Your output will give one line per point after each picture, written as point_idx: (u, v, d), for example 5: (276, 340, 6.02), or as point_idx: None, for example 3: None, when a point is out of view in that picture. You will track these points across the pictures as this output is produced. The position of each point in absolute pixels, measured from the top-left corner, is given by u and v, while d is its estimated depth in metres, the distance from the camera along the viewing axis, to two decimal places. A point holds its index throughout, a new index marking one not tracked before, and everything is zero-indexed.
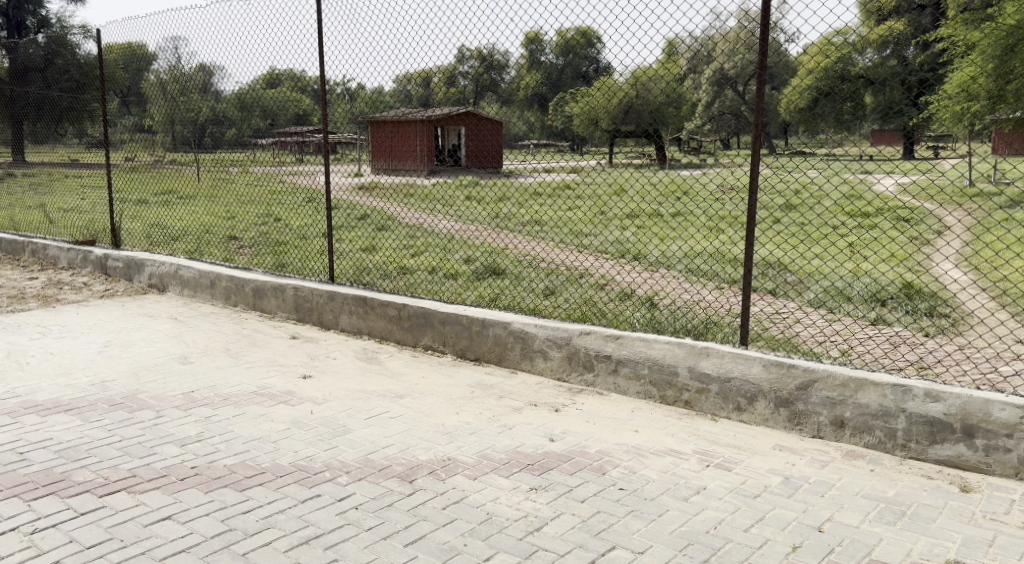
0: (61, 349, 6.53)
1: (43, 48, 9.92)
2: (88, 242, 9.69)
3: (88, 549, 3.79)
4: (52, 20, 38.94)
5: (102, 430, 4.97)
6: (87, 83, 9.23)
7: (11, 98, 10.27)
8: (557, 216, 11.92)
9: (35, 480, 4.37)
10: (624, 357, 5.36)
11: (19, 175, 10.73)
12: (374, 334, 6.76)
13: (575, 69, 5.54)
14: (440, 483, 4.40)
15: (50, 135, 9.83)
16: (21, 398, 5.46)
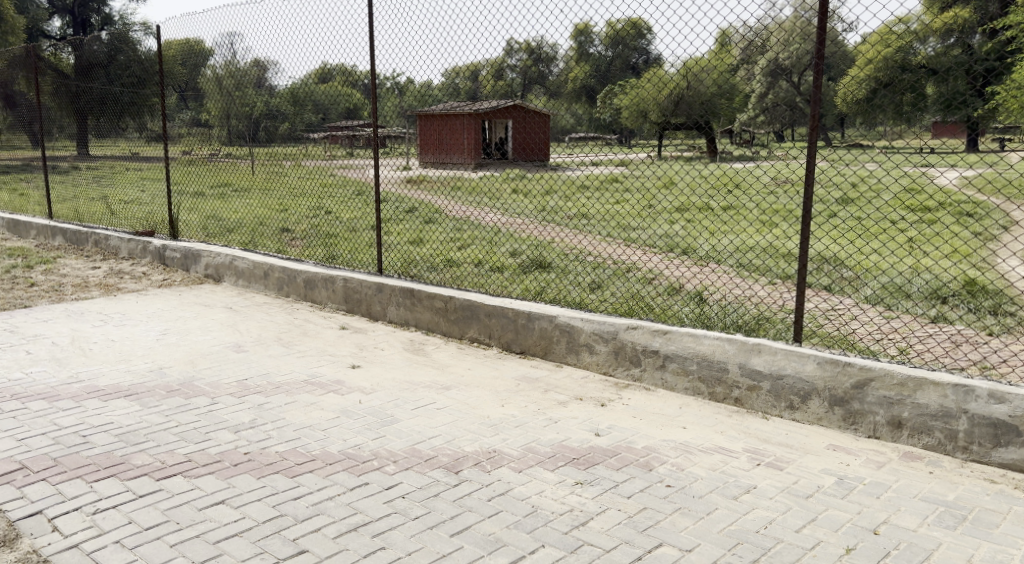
0: (121, 336, 6.64)
1: (107, 44, 9.83)
2: (147, 233, 9.87)
3: (146, 531, 3.83)
4: (116, 19, 39.78)
5: (159, 415, 5.03)
6: (147, 78, 9.32)
7: (76, 94, 10.48)
8: (604, 209, 11.81)
9: (96, 462, 4.43)
10: (673, 352, 5.28)
11: (83, 169, 10.86)
12: (421, 325, 6.76)
13: (624, 60, 5.50)
14: (486, 475, 4.36)
15: (113, 129, 9.97)
16: (83, 383, 5.56)
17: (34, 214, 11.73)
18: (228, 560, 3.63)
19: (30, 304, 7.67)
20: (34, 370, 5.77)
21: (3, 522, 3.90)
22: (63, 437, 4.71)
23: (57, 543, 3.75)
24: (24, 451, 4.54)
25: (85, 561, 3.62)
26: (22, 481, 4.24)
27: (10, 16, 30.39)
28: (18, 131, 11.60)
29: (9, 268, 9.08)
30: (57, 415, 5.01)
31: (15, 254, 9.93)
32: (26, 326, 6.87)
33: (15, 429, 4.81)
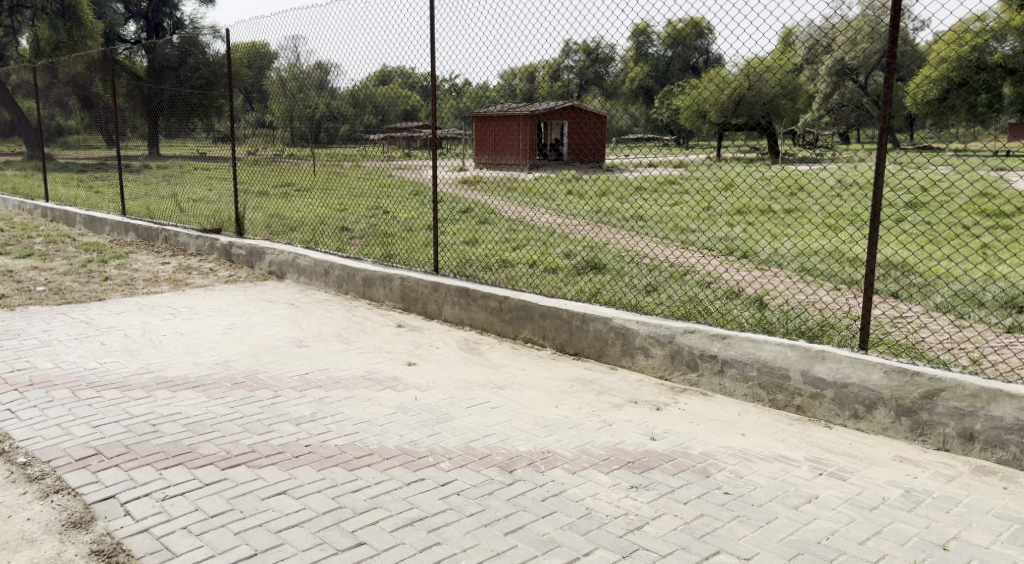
0: (189, 329, 6.75)
1: (178, 48, 10.02)
2: (214, 231, 10.05)
3: (212, 518, 3.89)
4: (186, 23, 40.63)
5: (225, 406, 5.09)
6: (215, 81, 9.46)
7: (148, 95, 10.69)
8: (662, 211, 11.68)
9: (165, 450, 4.50)
10: (731, 357, 5.17)
11: (154, 168, 11.06)
12: (476, 325, 6.74)
13: (683, 61, 5.43)
14: (540, 475, 4.32)
15: (182, 130, 10.15)
16: (153, 373, 5.66)
17: (107, 211, 12.00)
18: (290, 549, 3.67)
19: (104, 297, 7.85)
20: (108, 360, 5.89)
21: (78, 505, 3.98)
22: (134, 425, 4.79)
23: (129, 527, 3.82)
24: (98, 437, 4.62)
25: (154, 545, 3.69)
26: (96, 465, 4.32)
27: (88, 21, 31.15)
28: (93, 130, 11.86)
29: (85, 262, 9.31)
30: (128, 404, 5.09)
31: (89, 249, 10.18)
32: (100, 318, 7.02)
33: (89, 416, 4.90)
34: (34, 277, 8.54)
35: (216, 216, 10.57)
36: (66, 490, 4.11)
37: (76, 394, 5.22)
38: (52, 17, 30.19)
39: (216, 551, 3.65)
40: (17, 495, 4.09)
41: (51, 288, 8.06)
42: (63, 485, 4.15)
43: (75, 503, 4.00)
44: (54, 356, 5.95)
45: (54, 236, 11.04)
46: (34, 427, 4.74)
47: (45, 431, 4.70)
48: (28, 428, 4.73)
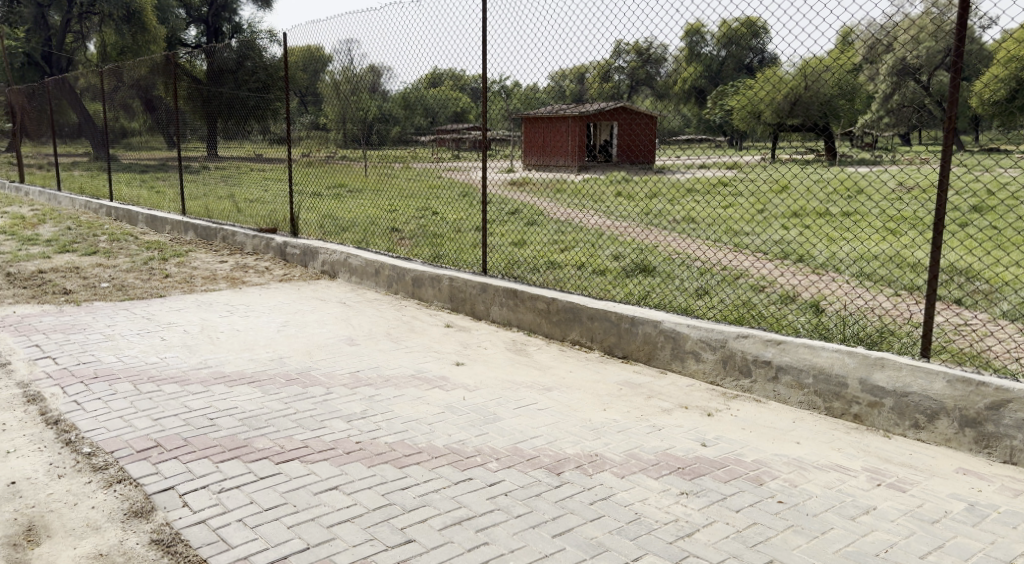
0: (245, 326, 6.83)
1: (236, 52, 10.18)
2: (270, 230, 10.19)
3: (266, 511, 3.92)
4: (244, 28, 41.28)
5: (279, 402, 5.13)
6: (271, 84, 9.58)
7: (206, 98, 10.87)
8: (713, 213, 11.54)
9: (221, 444, 4.55)
10: (786, 363, 5.06)
11: (213, 169, 11.21)
12: (523, 326, 6.70)
13: (737, 60, 5.35)
14: (588, 478, 4.27)
15: (239, 131, 10.29)
16: (210, 368, 5.74)
17: (169, 210, 12.22)
18: (341, 544, 3.70)
19: (164, 293, 7.98)
20: (168, 355, 5.98)
21: (140, 495, 4.05)
22: (193, 418, 4.85)
23: (187, 518, 3.87)
24: (158, 430, 4.68)
25: (211, 537, 3.74)
26: (156, 457, 4.38)
27: (154, 27, 31.80)
28: (155, 132, 12.06)
29: (147, 259, 9.49)
30: (187, 398, 5.16)
31: (151, 247, 10.38)
32: (162, 314, 7.13)
33: (150, 409, 4.97)
34: (98, 273, 8.73)
35: (272, 215, 10.66)
36: (128, 480, 4.18)
37: (137, 388, 5.31)
38: (119, 23, 30.99)
39: (270, 545, 3.69)
40: (82, 484, 4.16)
41: (115, 284, 8.22)
42: (125, 475, 4.22)
43: (136, 493, 4.06)
44: (117, 350, 6.05)
45: (117, 234, 11.28)
46: (98, 418, 4.82)
47: (108, 422, 4.78)
48: (92, 419, 4.82)
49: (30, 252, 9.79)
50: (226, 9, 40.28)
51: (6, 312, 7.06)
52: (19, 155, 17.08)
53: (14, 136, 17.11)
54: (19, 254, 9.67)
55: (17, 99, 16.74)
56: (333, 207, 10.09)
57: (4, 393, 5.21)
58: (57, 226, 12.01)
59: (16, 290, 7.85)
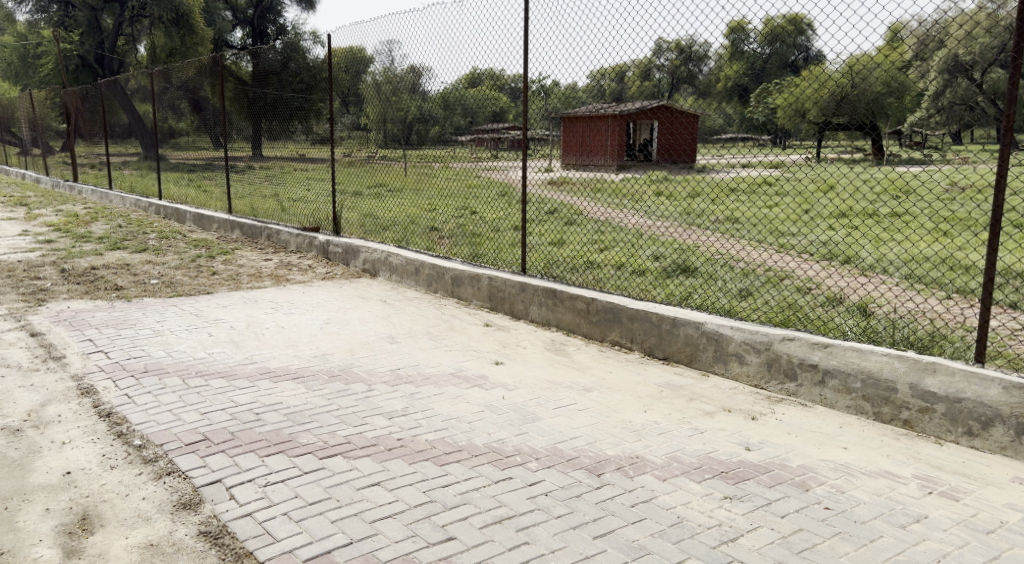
0: (289, 323, 6.87)
1: (280, 53, 10.26)
2: (313, 229, 10.28)
3: (310, 506, 3.94)
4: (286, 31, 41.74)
5: (322, 398, 5.15)
6: (315, 84, 9.66)
7: (251, 98, 10.99)
8: (756, 213, 11.41)
9: (267, 438, 4.58)
10: (833, 367, 4.97)
11: (257, 168, 11.30)
12: (563, 326, 6.66)
13: (781, 58, 5.31)
14: (629, 480, 4.22)
15: (283, 131, 10.38)
16: (256, 364, 5.78)
17: (214, 209, 12.39)
18: (383, 540, 3.71)
19: (212, 290, 8.06)
20: (215, 351, 6.04)
21: (188, 487, 4.09)
22: (239, 413, 4.89)
23: (233, 511, 3.91)
24: (205, 424, 4.73)
25: (256, 529, 3.77)
26: (204, 451, 4.42)
27: (201, 29, 32.26)
28: (202, 132, 12.20)
29: (195, 257, 9.62)
30: (233, 393, 5.20)
31: (198, 245, 10.52)
32: (209, 310, 7.22)
33: (198, 403, 5.02)
34: (148, 270, 8.85)
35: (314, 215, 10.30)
36: (177, 473, 4.22)
37: (186, 382, 5.36)
38: (168, 26, 31.56)
39: (314, 539, 3.70)
40: (133, 475, 4.21)
41: (164, 281, 8.33)
42: (174, 468, 4.27)
43: (185, 486, 4.10)
44: (166, 345, 6.13)
45: (166, 232, 11.45)
46: (148, 412, 4.88)
47: (158, 416, 4.83)
48: (143, 412, 4.87)
49: (83, 249, 9.97)
50: (270, 11, 40.67)
51: (60, 306, 7.19)
52: (72, 154, 17.47)
53: (68, 137, 17.46)
54: (72, 250, 9.85)
55: (72, 100, 17.08)
56: (374, 204, 9.63)
57: (59, 385, 5.29)
58: (108, 224, 12.22)
59: (70, 286, 7.99)
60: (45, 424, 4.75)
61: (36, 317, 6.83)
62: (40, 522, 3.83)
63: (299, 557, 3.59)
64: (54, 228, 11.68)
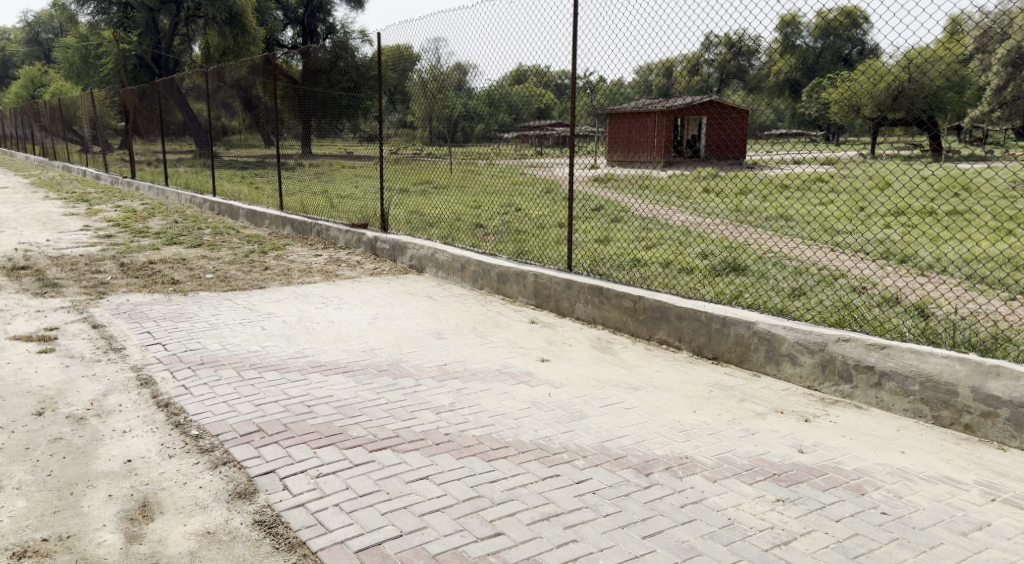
0: (339, 318, 6.92)
1: (329, 52, 10.33)
2: (361, 225, 10.35)
3: (361, 497, 3.96)
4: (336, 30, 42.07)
5: (371, 392, 5.18)
6: (362, 83, 9.72)
7: (300, 97, 11.09)
8: (809, 210, 11.21)
9: (318, 431, 4.61)
10: (890, 369, 4.85)
11: (307, 166, 11.33)
12: (609, 324, 6.61)
13: (835, 52, 5.22)
14: (678, 481, 4.17)
15: (331, 130, 10.44)
16: (307, 357, 5.83)
17: (266, 205, 12.56)
18: (432, 533, 3.71)
19: (265, 285, 8.16)
20: (268, 344, 6.10)
21: (243, 477, 4.14)
22: (291, 405, 4.93)
23: (286, 501, 3.94)
24: (260, 415, 4.78)
25: (309, 520, 3.80)
26: (259, 441, 4.47)
27: (254, 29, 32.72)
28: (253, 131, 12.33)
29: (248, 252, 9.75)
30: (286, 385, 5.25)
31: (251, 241, 10.66)
32: (262, 304, 7.30)
33: (252, 395, 5.08)
34: (203, 265, 8.99)
35: (364, 211, 10.73)
36: (232, 462, 4.28)
37: (241, 374, 5.43)
38: (222, 26, 32.08)
39: (365, 530, 3.72)
40: (190, 465, 4.27)
41: (218, 275, 8.46)
42: (229, 458, 4.32)
43: (240, 475, 4.15)
44: (221, 338, 6.21)
45: (220, 228, 11.63)
46: (204, 403, 4.95)
47: (214, 407, 4.90)
48: (200, 403, 4.94)
49: (140, 244, 10.16)
50: (321, 11, 40.93)
51: (119, 299, 7.33)
52: (131, 151, 17.90)
53: (127, 134, 17.84)
54: (130, 245, 10.05)
55: (130, 99, 17.40)
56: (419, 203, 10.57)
57: (119, 376, 5.40)
58: (165, 220, 12.45)
59: (129, 279, 8.16)
60: (107, 413, 4.84)
61: (97, 309, 6.97)
62: (103, 507, 3.90)
63: (350, 548, 3.61)
64: (113, 223, 11.93)
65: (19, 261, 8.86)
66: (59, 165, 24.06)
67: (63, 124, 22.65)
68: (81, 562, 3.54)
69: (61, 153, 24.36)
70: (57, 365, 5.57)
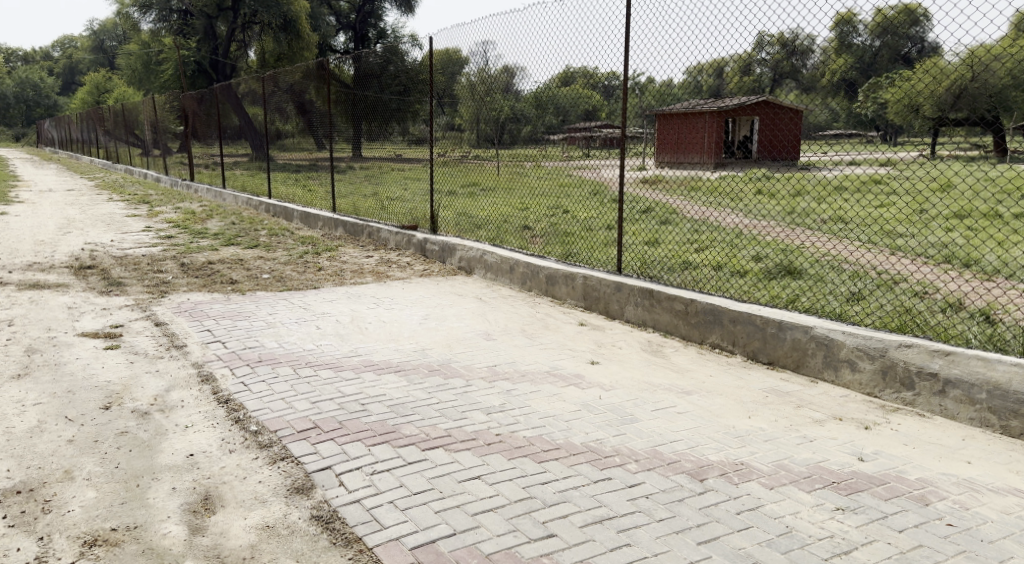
0: (390, 318, 6.97)
1: (381, 57, 10.41)
2: (412, 227, 10.42)
3: (415, 495, 3.98)
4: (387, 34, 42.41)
5: (423, 391, 5.20)
6: (412, 86, 9.79)
7: (349, 100, 11.17)
8: (866, 213, 10.98)
9: (372, 428, 4.64)
10: (955, 377, 4.73)
11: (357, 169, 11.51)
12: (660, 327, 6.55)
13: (893, 50, 5.13)
14: (734, 487, 4.11)
15: (381, 133, 10.51)
16: (360, 356, 5.88)
17: (319, 207, 12.70)
18: (486, 533, 3.70)
19: (318, 285, 8.24)
20: (323, 343, 6.17)
21: (301, 473, 4.18)
22: (346, 403, 4.97)
23: (343, 497, 3.97)
24: (316, 412, 4.83)
25: (365, 516, 3.82)
26: (315, 438, 4.52)
27: (308, 34, 33.18)
28: (306, 134, 12.49)
29: (302, 253, 9.86)
30: (340, 384, 5.29)
31: (306, 242, 10.80)
32: (316, 304, 7.39)
33: (308, 392, 5.14)
34: (260, 266, 9.12)
35: (413, 213, 10.77)
36: (290, 458, 4.32)
37: (297, 372, 5.49)
38: (277, 31, 32.59)
39: (419, 528, 3.73)
40: (250, 460, 4.33)
41: (274, 276, 8.57)
42: (287, 454, 4.37)
43: (297, 471, 4.20)
44: (277, 337, 6.29)
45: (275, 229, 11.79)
46: (263, 399, 5.01)
47: (271, 403, 4.96)
48: (258, 400, 5.01)
49: (199, 244, 10.35)
50: (372, 16, 41.21)
51: (181, 298, 7.48)
52: (189, 155, 18.28)
53: (186, 139, 18.23)
54: (189, 245, 10.24)
55: (189, 103, 17.74)
56: (467, 204, 10.55)
57: (181, 372, 5.50)
58: (223, 221, 12.65)
59: (190, 279, 8.32)
60: (169, 409, 4.93)
61: (159, 307, 7.12)
62: (167, 500, 3.97)
63: (405, 545, 3.63)
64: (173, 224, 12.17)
65: (84, 260, 9.09)
66: (122, 170, 24.65)
67: (125, 129, 23.17)
68: (147, 552, 3.61)
69: (124, 157, 24.94)
70: (122, 361, 5.69)
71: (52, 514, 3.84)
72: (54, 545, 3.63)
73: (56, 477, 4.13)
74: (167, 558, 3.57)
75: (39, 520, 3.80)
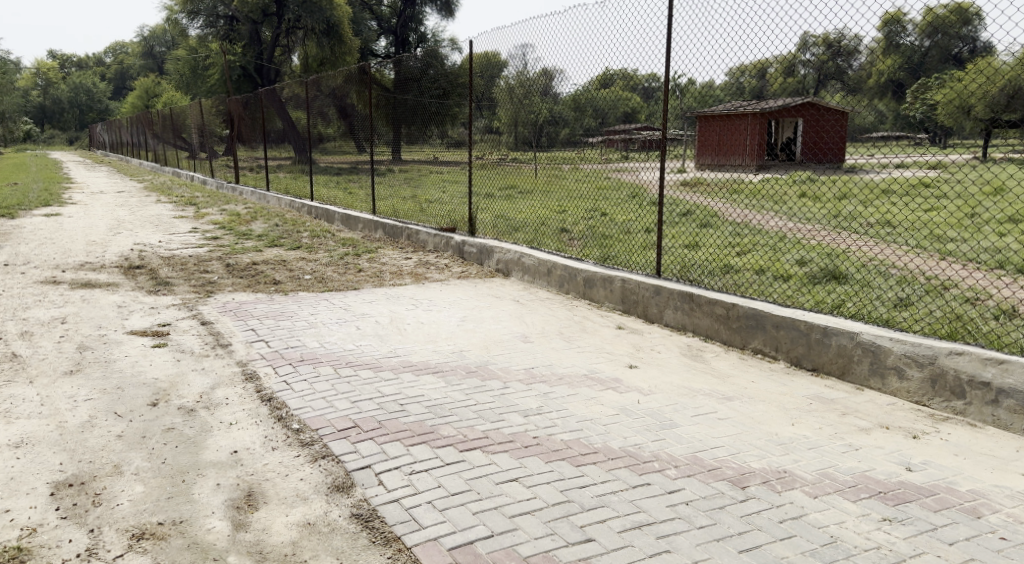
0: (429, 319, 6.97)
1: (420, 61, 10.41)
2: (450, 228, 10.43)
3: (453, 496, 3.96)
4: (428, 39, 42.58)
5: (461, 393, 5.19)
6: (451, 90, 9.79)
7: (388, 103, 11.20)
8: (913, 217, 10.76)
9: (411, 429, 4.64)
10: (1009, 386, 4.61)
11: (397, 171, 11.54)
12: (700, 331, 6.47)
13: (944, 50, 5.01)
14: (777, 495, 4.03)
15: (420, 136, 10.54)
16: (399, 357, 5.89)
17: (358, 209, 12.77)
18: (523, 535, 3.67)
19: (358, 287, 8.28)
20: (363, 344, 6.18)
21: (340, 471, 4.19)
22: (385, 403, 4.98)
23: (381, 496, 3.97)
24: (355, 412, 4.84)
25: (403, 515, 3.82)
26: (355, 437, 4.52)
27: (349, 38, 33.41)
28: (348, 138, 12.57)
29: (343, 255, 9.92)
30: (380, 384, 5.30)
31: (346, 244, 10.87)
32: (356, 305, 7.42)
33: (348, 392, 5.15)
34: (301, 267, 9.19)
35: (451, 215, 10.78)
36: (330, 457, 4.34)
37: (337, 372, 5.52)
38: (320, 36, 32.88)
39: (457, 529, 3.72)
40: (291, 458, 4.35)
41: (315, 277, 8.63)
42: (327, 452, 4.38)
43: (338, 469, 4.21)
44: (318, 337, 6.33)
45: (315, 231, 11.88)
46: (304, 398, 5.04)
47: (312, 402, 4.98)
48: (299, 398, 5.04)
49: (243, 245, 10.47)
50: (413, 20, 41.38)
51: (225, 298, 7.56)
52: (234, 157, 18.52)
53: (230, 142, 18.47)
54: (233, 246, 10.36)
55: (233, 107, 17.97)
56: (506, 207, 10.53)
57: (225, 370, 5.55)
58: (265, 223, 12.78)
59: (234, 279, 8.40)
60: (214, 406, 4.98)
61: (204, 307, 7.20)
62: (212, 495, 4.01)
63: (443, 546, 3.61)
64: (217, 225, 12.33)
65: (132, 259, 9.24)
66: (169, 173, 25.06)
67: (173, 132, 23.60)
68: (192, 547, 3.64)
69: (172, 160, 25.39)
70: (168, 358, 5.76)
71: (101, 507, 3.89)
72: (103, 537, 3.68)
73: (105, 471, 4.19)
74: (211, 553, 3.60)
75: (89, 513, 3.85)
